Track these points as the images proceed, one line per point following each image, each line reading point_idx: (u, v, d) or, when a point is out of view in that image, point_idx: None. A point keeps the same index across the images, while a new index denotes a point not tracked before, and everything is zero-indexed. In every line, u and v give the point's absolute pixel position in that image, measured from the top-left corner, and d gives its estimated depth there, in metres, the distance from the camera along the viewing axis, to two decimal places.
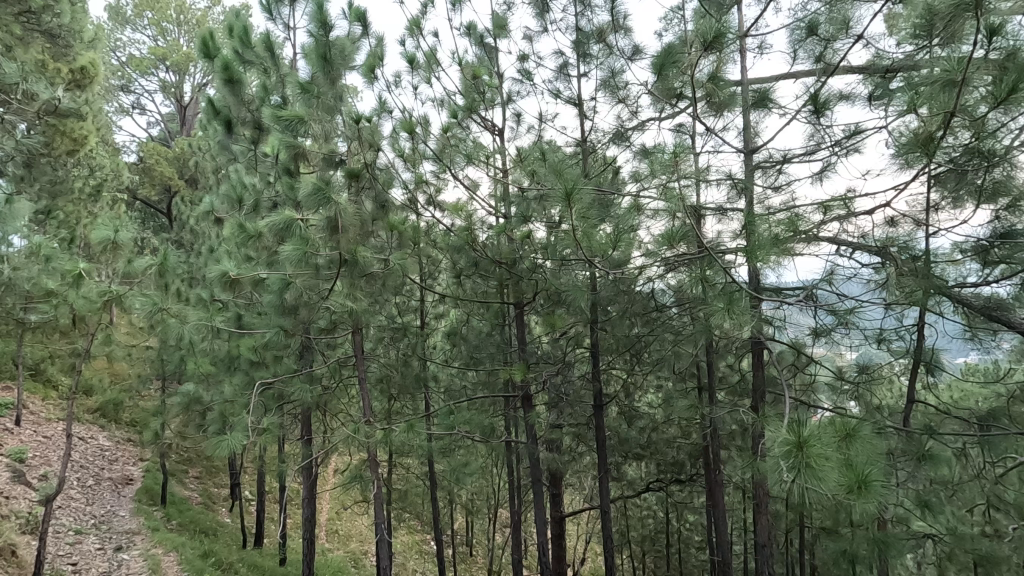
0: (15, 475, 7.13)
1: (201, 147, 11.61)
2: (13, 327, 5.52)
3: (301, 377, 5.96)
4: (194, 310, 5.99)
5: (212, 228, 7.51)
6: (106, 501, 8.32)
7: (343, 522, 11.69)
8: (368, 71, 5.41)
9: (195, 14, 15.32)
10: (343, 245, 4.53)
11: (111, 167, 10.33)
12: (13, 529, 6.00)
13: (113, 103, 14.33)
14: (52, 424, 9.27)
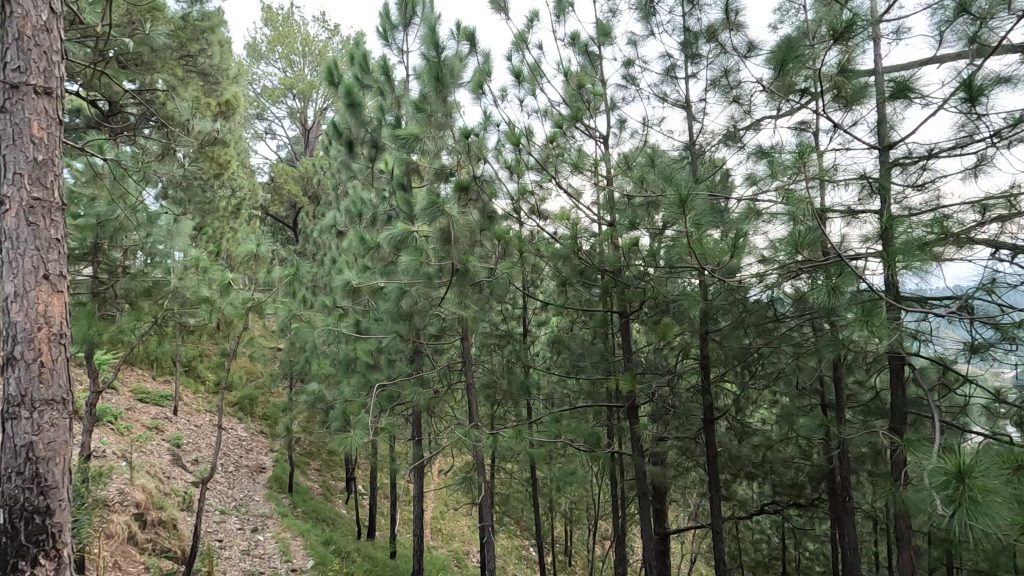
0: (174, 459, 8.18)
1: (323, 166, 12.68)
2: (174, 329, 6.34)
3: (413, 380, 6.27)
4: (320, 316, 6.53)
5: (333, 239, 8.14)
6: (245, 486, 9.29)
7: (447, 521, 12.11)
8: (476, 87, 5.62)
9: (318, 45, 16.81)
10: (455, 254, 4.71)
11: (249, 187, 11.56)
12: (175, 505, 6.90)
13: (250, 130, 16.07)
14: (201, 416, 10.50)
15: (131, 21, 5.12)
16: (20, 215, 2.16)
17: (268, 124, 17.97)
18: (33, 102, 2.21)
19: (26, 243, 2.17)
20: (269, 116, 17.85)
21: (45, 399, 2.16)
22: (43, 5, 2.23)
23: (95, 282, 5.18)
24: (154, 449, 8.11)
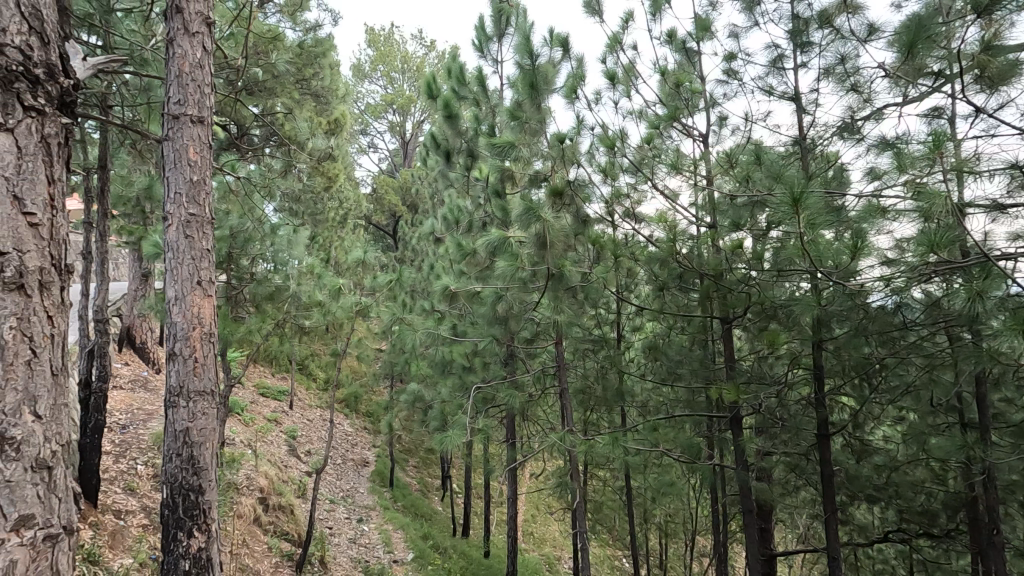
0: (290, 449, 8.91)
1: (420, 176, 13.28)
2: (292, 330, 6.93)
3: (507, 383, 6.37)
4: (419, 319, 6.82)
5: (431, 246, 8.49)
6: (351, 478, 9.92)
7: (538, 525, 12.11)
8: (569, 92, 5.62)
9: (416, 61, 17.61)
10: (550, 258, 4.71)
11: (354, 198, 12.33)
12: (292, 491, 7.52)
13: (356, 145, 17.22)
14: (313, 411, 11.33)
15: (258, 52, 5.67)
16: (180, 229, 2.46)
17: (371, 139, 19.11)
18: (190, 130, 2.51)
19: (184, 254, 2.48)
20: (372, 131, 19.02)
21: (198, 390, 2.45)
22: (197, 45, 2.53)
23: (229, 288, 5.78)
24: (274, 439, 8.87)
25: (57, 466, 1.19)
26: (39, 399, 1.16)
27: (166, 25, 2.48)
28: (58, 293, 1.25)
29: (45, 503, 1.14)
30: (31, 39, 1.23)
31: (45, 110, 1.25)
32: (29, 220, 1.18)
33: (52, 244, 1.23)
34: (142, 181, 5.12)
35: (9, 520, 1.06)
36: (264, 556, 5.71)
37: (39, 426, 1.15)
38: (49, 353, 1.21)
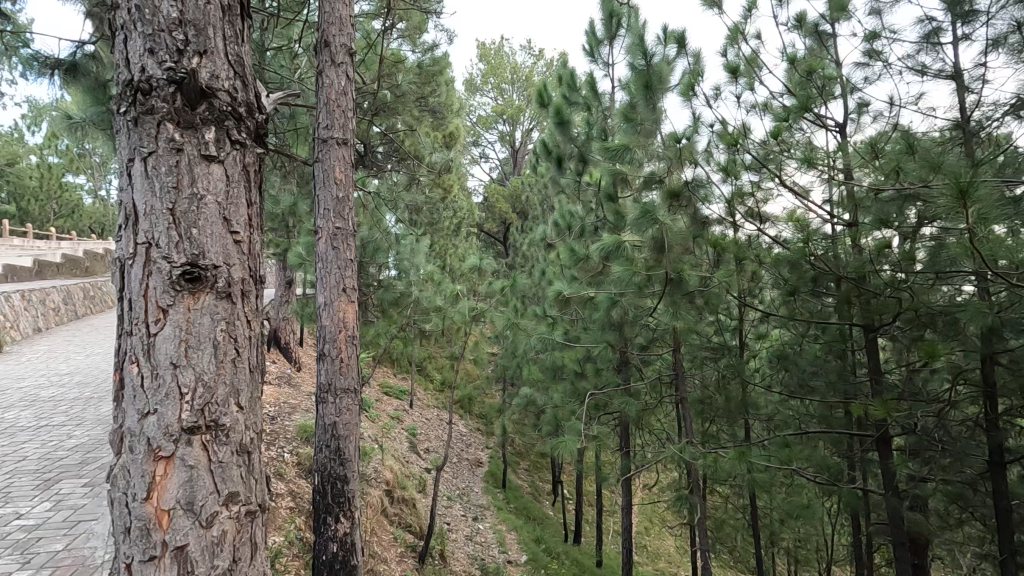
0: (411, 446, 9.41)
1: (530, 183, 13.46)
2: (413, 334, 7.32)
3: (622, 391, 6.21)
4: (531, 324, 6.88)
5: (542, 252, 8.54)
6: (466, 477, 10.25)
7: (652, 538, 11.65)
8: (686, 89, 5.40)
9: (526, 71, 17.95)
10: (669, 263, 4.52)
11: (468, 207, 12.80)
12: (414, 486, 7.95)
13: (468, 156, 17.90)
14: (431, 411, 11.87)
15: (383, 75, 6.08)
16: (328, 242, 2.73)
17: (483, 149, 19.78)
18: (336, 151, 2.75)
19: (332, 263, 2.73)
20: (483, 142, 19.68)
21: (344, 388, 2.69)
22: (343, 74, 2.76)
23: None
24: (397, 435, 9.43)
25: (257, 447, 1.18)
26: (242, 390, 1.15)
27: (317, 59, 2.75)
28: (256, 300, 1.24)
29: (248, 482, 1.14)
30: (235, 74, 1.15)
31: (247, 143, 1.19)
32: (235, 239, 1.15)
33: (253, 262, 1.20)
34: (288, 199, 5.70)
35: (220, 497, 1.07)
36: (390, 544, 6.09)
37: (243, 411, 1.14)
38: (249, 354, 1.18)
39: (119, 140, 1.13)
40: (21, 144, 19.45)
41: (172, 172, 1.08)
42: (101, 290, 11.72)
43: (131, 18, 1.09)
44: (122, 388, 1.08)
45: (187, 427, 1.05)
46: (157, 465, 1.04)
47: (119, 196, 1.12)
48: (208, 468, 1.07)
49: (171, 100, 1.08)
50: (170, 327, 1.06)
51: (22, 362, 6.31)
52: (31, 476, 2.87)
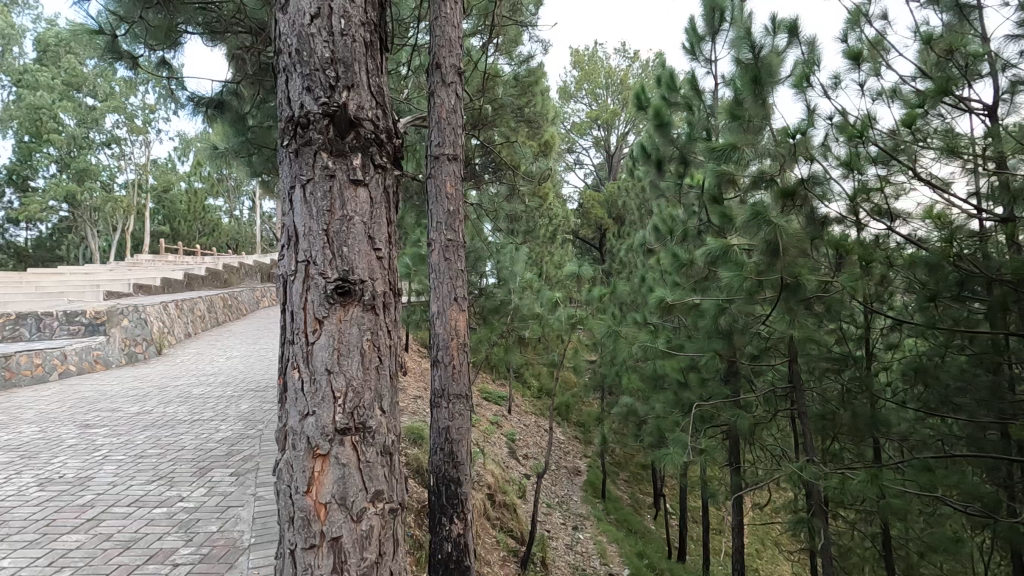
0: (511, 452, 9.52)
1: (627, 187, 13.20)
2: (511, 341, 7.41)
3: (731, 402, 5.84)
4: (632, 332, 6.69)
5: (642, 257, 8.31)
6: (566, 485, 10.17)
7: (766, 562, 10.82)
8: (799, 81, 5.03)
9: (620, 74, 17.66)
10: (785, 268, 4.18)
11: (563, 214, 12.79)
12: (514, 491, 8.02)
13: (563, 163, 17.96)
14: (529, 417, 11.93)
15: (481, 89, 6.24)
16: (441, 253, 2.86)
17: (578, 156, 19.77)
18: (447, 167, 2.88)
19: (444, 273, 2.86)
20: (578, 149, 19.66)
21: (457, 393, 2.79)
22: (452, 93, 2.89)
23: None
24: (497, 440, 9.58)
25: (397, 448, 1.27)
26: (384, 395, 1.24)
27: (429, 81, 2.89)
28: (395, 311, 1.33)
29: (390, 481, 1.23)
30: (376, 104, 1.25)
31: (387, 167, 1.28)
32: (378, 255, 1.25)
33: (392, 276, 1.29)
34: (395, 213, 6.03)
35: (367, 494, 1.17)
36: (494, 548, 6.19)
37: (386, 415, 1.23)
38: (390, 361, 1.27)
39: (281, 169, 1.26)
40: (174, 173, 22.34)
41: (326, 196, 1.20)
42: (237, 300, 13.11)
43: (292, 60, 1.21)
44: (285, 392, 1.20)
45: (340, 428, 1.16)
46: (315, 462, 1.15)
47: (282, 219, 1.25)
48: (356, 467, 1.16)
49: (325, 132, 1.19)
50: (325, 337, 1.17)
51: (177, 363, 7.22)
52: (189, 464, 3.27)
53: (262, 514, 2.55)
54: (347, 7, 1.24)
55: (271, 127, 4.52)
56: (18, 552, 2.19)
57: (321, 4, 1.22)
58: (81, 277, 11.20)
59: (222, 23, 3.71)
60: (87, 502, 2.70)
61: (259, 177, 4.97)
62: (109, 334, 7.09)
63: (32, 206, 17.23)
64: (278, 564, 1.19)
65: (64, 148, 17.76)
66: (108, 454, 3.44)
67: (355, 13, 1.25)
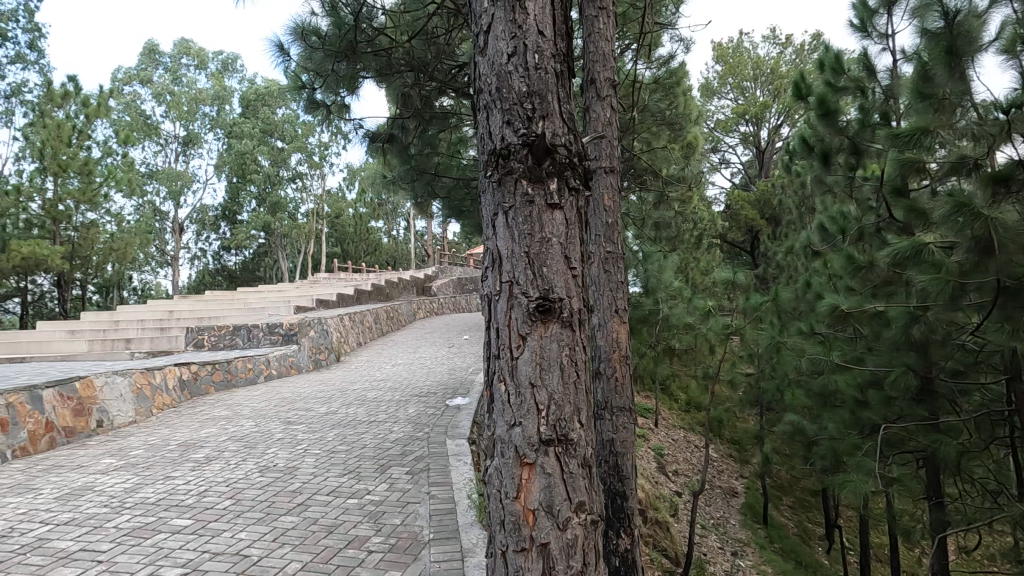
0: (660, 467, 9.12)
1: (783, 183, 12.05)
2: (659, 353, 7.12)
3: (928, 426, 4.98)
4: (797, 343, 6.04)
5: (805, 260, 7.48)
6: (722, 506, 9.46)
7: None
8: (1010, 45, 4.19)
9: (770, 63, 16.28)
10: (1001, 269, 3.47)
11: (709, 217, 12.06)
12: (666, 509, 7.68)
13: (709, 163, 16.97)
14: (679, 431, 11.33)
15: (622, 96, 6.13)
16: (600, 266, 2.87)
17: (723, 154, 18.60)
18: (605, 180, 2.89)
19: (604, 285, 2.88)
20: (723, 147, 18.49)
21: (620, 407, 2.78)
22: (607, 106, 2.90)
23: None
24: (645, 454, 9.24)
25: (595, 461, 1.32)
26: (581, 408, 1.30)
27: (583, 97, 2.94)
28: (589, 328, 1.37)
29: (589, 492, 1.28)
30: (568, 129, 1.31)
31: (580, 189, 1.33)
32: (573, 274, 1.31)
33: (585, 294, 1.34)
34: None
35: (571, 504, 1.23)
36: (647, 566, 6.00)
37: (584, 429, 1.29)
38: (586, 376, 1.32)
39: (484, 198, 1.37)
40: (344, 200, 25.25)
41: (527, 221, 1.28)
42: (397, 311, 14.34)
43: (492, 98, 1.32)
44: (492, 402, 1.32)
45: (544, 439, 1.24)
46: (523, 469, 1.24)
47: (484, 244, 1.37)
48: (560, 477, 1.24)
49: (525, 161, 1.27)
50: (528, 352, 1.26)
51: (353, 369, 8.10)
52: (373, 461, 3.67)
53: (438, 511, 2.76)
54: (539, 41, 1.32)
55: (429, 153, 5.03)
56: (251, 527, 2.62)
57: (516, 43, 1.32)
58: (276, 294, 13.07)
59: (392, 66, 4.10)
60: (296, 488, 3.14)
61: (417, 199, 5.50)
62: (300, 342, 8.20)
63: (240, 235, 20.65)
64: (491, 562, 1.30)
65: (262, 186, 21.08)
66: (308, 447, 3.99)
67: (547, 47, 1.33)
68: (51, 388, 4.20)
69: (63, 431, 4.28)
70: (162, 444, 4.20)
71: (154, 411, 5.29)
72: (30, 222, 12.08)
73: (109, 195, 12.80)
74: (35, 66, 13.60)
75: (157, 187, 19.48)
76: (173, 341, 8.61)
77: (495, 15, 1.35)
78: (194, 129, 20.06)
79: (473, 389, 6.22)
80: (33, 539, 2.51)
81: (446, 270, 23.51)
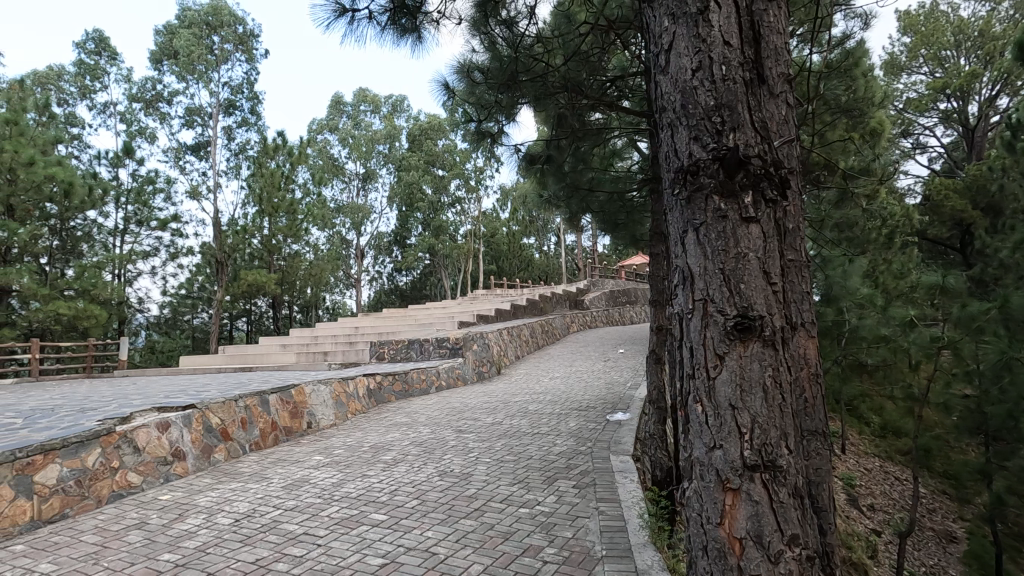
0: (850, 500, 8.00)
1: (1006, 165, 9.97)
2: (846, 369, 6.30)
3: None
4: None
5: None
6: (936, 553, 7.94)
7: None
8: None
9: (977, 25, 13.71)
10: None
11: (904, 212, 10.44)
12: (862, 548, 6.70)
13: (899, 150, 14.73)
14: (873, 459, 9.84)
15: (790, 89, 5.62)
16: None
17: (918, 138, 16.02)
18: None
19: None
20: (917, 129, 15.92)
21: None
22: None
23: None
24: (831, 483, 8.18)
25: (805, 491, 1.37)
26: (788, 433, 1.36)
27: None
28: (792, 349, 1.43)
29: (803, 526, 1.33)
30: (760, 138, 1.41)
31: (778, 199, 1.43)
32: (774, 289, 1.40)
33: (786, 311, 1.42)
34: None
35: (783, 536, 1.30)
36: None
37: (792, 455, 1.35)
38: (790, 399, 1.38)
39: (675, 215, 1.54)
40: (498, 219, 26.55)
41: (721, 236, 1.41)
42: (551, 325, 14.64)
43: (680, 117, 1.50)
44: (692, 423, 1.46)
45: (749, 465, 1.33)
46: (727, 495, 1.35)
47: (678, 261, 1.53)
48: (769, 507, 1.31)
49: (716, 175, 1.41)
50: (727, 372, 1.38)
51: (513, 382, 8.43)
52: (540, 472, 3.78)
53: (608, 528, 2.74)
54: (725, 53, 1.46)
55: (582, 168, 5.08)
56: (436, 526, 2.86)
57: (701, 58, 1.48)
58: (443, 311, 14.16)
59: (547, 90, 4.13)
60: (473, 493, 3.36)
61: (574, 216, 5.66)
62: (465, 355, 8.77)
63: (409, 258, 22.82)
64: None
65: (427, 211, 23.12)
66: (480, 455, 4.25)
67: (734, 57, 1.46)
68: (275, 393, 5.05)
69: (284, 429, 5.07)
70: (358, 445, 4.78)
71: (350, 415, 6.05)
72: (254, 255, 14.69)
73: (308, 229, 15.05)
74: (256, 127, 16.59)
75: (343, 219, 22.41)
76: (360, 353, 9.79)
77: (676, 34, 1.55)
78: (371, 166, 22.77)
79: (633, 404, 6.09)
80: (269, 520, 3.01)
81: (597, 283, 23.31)
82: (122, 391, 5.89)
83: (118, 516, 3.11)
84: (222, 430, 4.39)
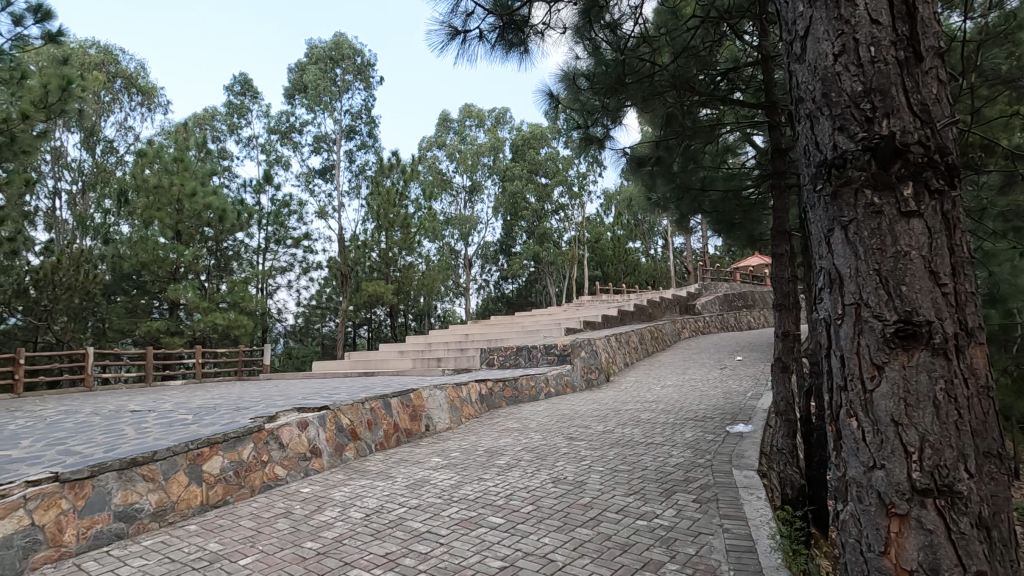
0: None
1: None
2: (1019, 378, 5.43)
3: None
4: None
5: None
6: None
7: None
8: None
9: None
10: None
11: None
12: None
13: None
14: None
15: None
16: None
17: None
18: None
19: None
20: None
21: None
22: None
23: None
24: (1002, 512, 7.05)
25: (994, 522, 1.19)
26: (968, 455, 1.20)
27: None
28: (972, 358, 1.26)
29: (991, 562, 1.16)
30: (921, 123, 1.27)
31: (945, 189, 1.27)
32: (944, 291, 1.24)
33: (962, 315, 1.25)
34: None
35: (966, 571, 1.15)
36: None
37: (975, 480, 1.19)
38: (972, 416, 1.22)
39: (817, 213, 1.44)
40: (603, 225, 26.24)
41: (874, 234, 1.29)
42: (662, 332, 14.15)
43: (820, 107, 1.41)
44: (845, 440, 1.35)
45: (919, 489, 1.20)
46: (891, 521, 1.23)
47: (822, 263, 1.43)
48: (947, 536, 1.17)
49: (867, 167, 1.30)
50: (887, 384, 1.26)
51: (623, 389, 8.25)
52: (656, 483, 3.65)
53: (736, 548, 2.58)
54: (874, 32, 1.33)
55: (693, 167, 4.87)
56: (553, 533, 2.86)
57: (843, 41, 1.37)
58: (550, 318, 14.23)
59: (655, 89, 4.02)
60: (588, 502, 3.33)
61: (684, 217, 5.44)
62: (574, 362, 8.74)
63: (515, 266, 23.23)
64: None
65: (531, 220, 23.44)
66: (592, 464, 4.20)
67: (885, 36, 1.32)
68: (396, 397, 5.37)
69: (405, 431, 5.36)
70: (472, 449, 4.93)
71: (464, 419, 6.27)
72: (374, 268, 15.79)
73: (421, 242, 15.90)
74: (373, 149, 17.87)
75: (452, 231, 23.40)
76: (471, 359, 10.12)
77: (813, 18, 1.45)
78: (477, 178, 23.58)
79: (755, 415, 5.69)
80: (395, 517, 3.20)
81: (711, 287, 22.12)
82: (267, 393, 6.59)
83: (269, 505, 3.48)
84: (351, 430, 4.75)
